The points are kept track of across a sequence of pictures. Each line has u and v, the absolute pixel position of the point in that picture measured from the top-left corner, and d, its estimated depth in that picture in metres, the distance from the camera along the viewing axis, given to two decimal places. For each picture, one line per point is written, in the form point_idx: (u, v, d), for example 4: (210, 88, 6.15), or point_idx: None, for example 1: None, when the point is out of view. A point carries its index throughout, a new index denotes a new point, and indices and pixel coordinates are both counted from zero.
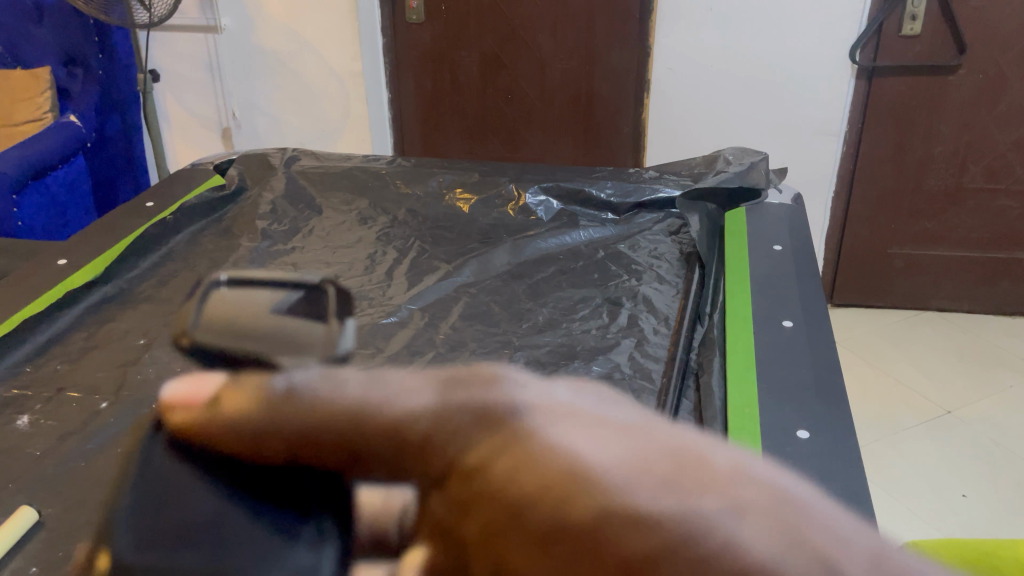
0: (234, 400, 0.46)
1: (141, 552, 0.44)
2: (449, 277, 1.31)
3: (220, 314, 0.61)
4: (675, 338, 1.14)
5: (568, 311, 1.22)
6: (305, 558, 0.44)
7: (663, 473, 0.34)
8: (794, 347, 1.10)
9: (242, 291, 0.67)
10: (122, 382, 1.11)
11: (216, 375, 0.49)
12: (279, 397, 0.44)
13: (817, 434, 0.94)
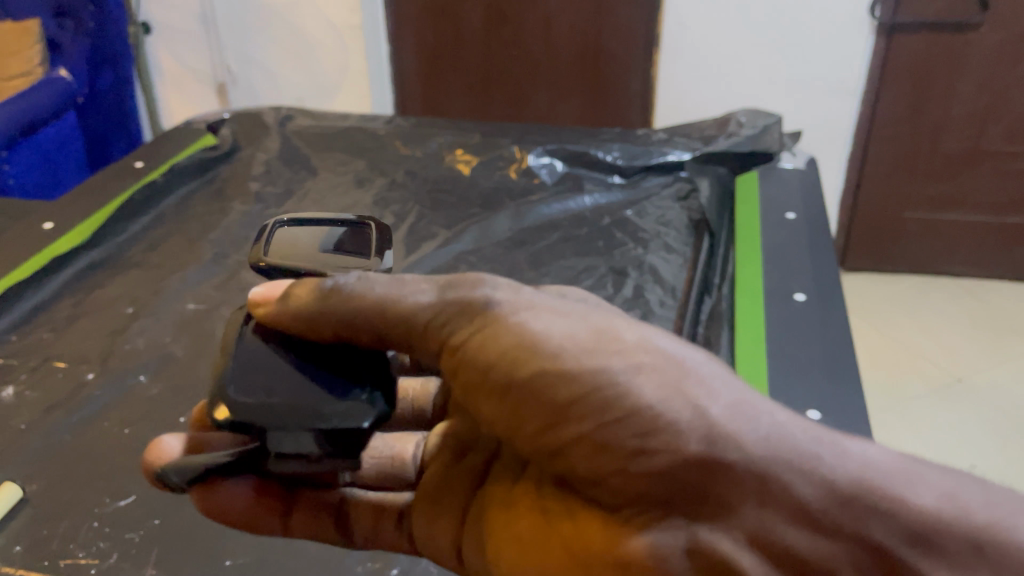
0: (300, 293, 0.69)
1: (247, 397, 0.63)
2: (448, 245, 1.27)
3: (285, 256, 0.77)
4: (680, 310, 1.10)
5: (571, 282, 1.18)
6: (361, 399, 0.64)
7: (593, 348, 0.61)
8: (807, 321, 1.04)
9: (301, 234, 0.80)
10: (110, 350, 1.06)
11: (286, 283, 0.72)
12: (328, 290, 0.68)
13: (828, 414, 0.89)
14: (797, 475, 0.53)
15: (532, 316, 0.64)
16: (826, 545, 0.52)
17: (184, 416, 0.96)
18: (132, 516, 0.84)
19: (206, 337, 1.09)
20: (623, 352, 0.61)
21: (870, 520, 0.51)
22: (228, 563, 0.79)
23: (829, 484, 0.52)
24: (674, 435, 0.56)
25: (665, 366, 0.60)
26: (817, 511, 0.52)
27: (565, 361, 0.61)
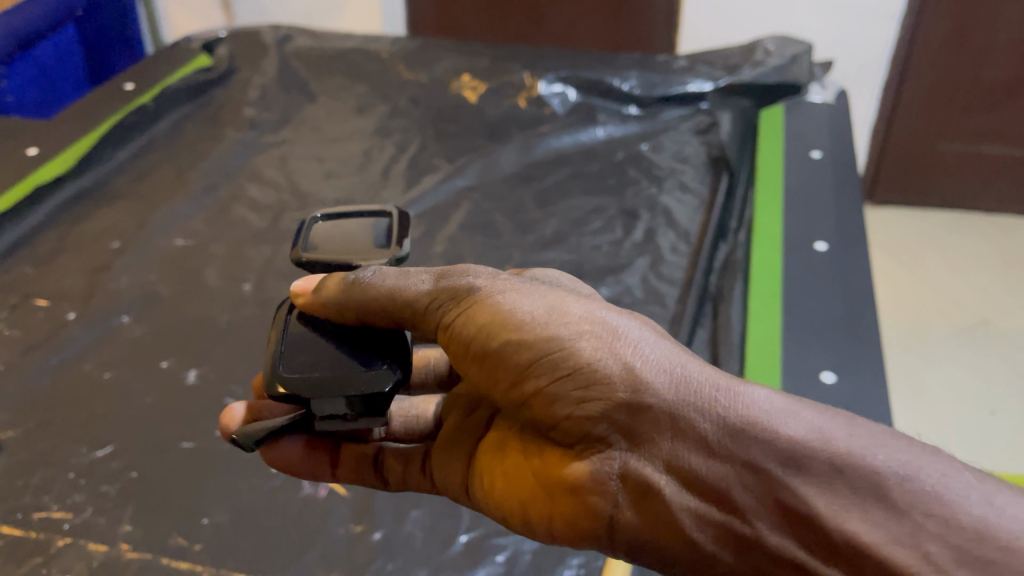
0: (331, 286, 0.65)
1: (289, 372, 0.62)
2: (450, 180, 1.21)
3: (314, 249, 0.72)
4: (692, 259, 1.04)
5: (578, 224, 1.12)
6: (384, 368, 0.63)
7: (542, 311, 0.59)
8: (826, 271, 0.97)
9: (335, 230, 0.75)
10: (92, 289, 1.02)
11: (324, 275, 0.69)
12: (353, 283, 0.64)
13: (844, 378, 0.83)
14: (694, 409, 0.54)
15: (500, 289, 0.61)
16: (722, 471, 0.54)
17: (166, 360, 0.92)
18: (106, 467, 0.80)
19: (193, 277, 1.04)
20: (564, 312, 0.58)
21: (759, 452, 0.53)
22: (206, 521, 0.75)
23: (722, 418, 0.54)
24: (601, 386, 0.55)
25: (598, 322, 0.58)
26: (711, 442, 0.54)
27: (518, 325, 0.58)
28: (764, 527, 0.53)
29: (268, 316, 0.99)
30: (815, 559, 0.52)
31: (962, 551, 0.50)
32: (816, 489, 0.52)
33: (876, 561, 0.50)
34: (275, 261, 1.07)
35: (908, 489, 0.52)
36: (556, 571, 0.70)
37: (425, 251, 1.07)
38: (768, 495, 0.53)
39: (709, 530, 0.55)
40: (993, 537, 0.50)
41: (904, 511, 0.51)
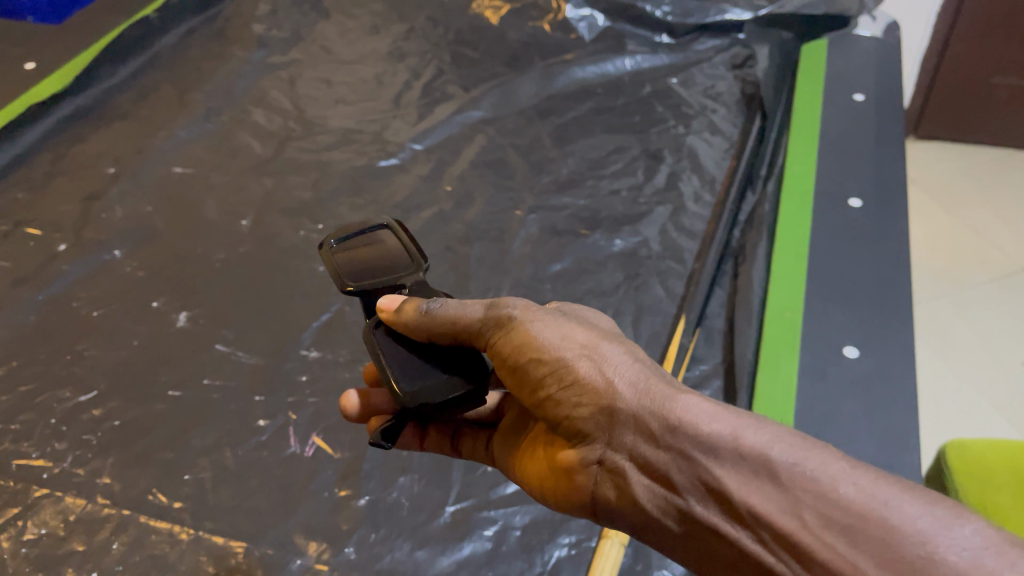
0: (413, 310, 0.58)
1: (411, 387, 0.56)
2: (465, 111, 1.14)
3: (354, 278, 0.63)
4: (715, 210, 0.97)
5: (597, 165, 1.05)
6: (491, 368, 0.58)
7: (551, 335, 0.54)
8: (857, 231, 0.90)
9: (356, 252, 0.65)
10: (85, 218, 0.98)
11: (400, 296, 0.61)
12: (430, 313, 0.57)
13: (867, 352, 0.77)
14: (639, 400, 0.50)
15: (529, 314, 0.56)
16: (661, 456, 0.49)
17: (157, 300, 0.88)
18: (90, 413, 0.77)
19: (190, 209, 1.00)
20: (563, 329, 0.55)
21: (685, 435, 0.48)
22: (187, 477, 0.72)
23: (658, 406, 0.50)
24: (575, 387, 0.52)
25: (585, 335, 0.54)
26: (650, 430, 0.50)
27: (536, 339, 0.54)
28: (694, 503, 0.48)
29: (264, 254, 0.94)
30: (737, 531, 0.46)
31: (838, 525, 0.42)
32: (725, 465, 0.47)
33: (774, 532, 0.44)
34: (275, 194, 1.02)
35: (801, 467, 0.45)
36: (545, 550, 0.67)
37: (433, 191, 1.02)
38: (691, 474, 0.48)
39: (654, 498, 0.50)
40: (865, 509, 0.42)
41: (794, 490, 0.44)
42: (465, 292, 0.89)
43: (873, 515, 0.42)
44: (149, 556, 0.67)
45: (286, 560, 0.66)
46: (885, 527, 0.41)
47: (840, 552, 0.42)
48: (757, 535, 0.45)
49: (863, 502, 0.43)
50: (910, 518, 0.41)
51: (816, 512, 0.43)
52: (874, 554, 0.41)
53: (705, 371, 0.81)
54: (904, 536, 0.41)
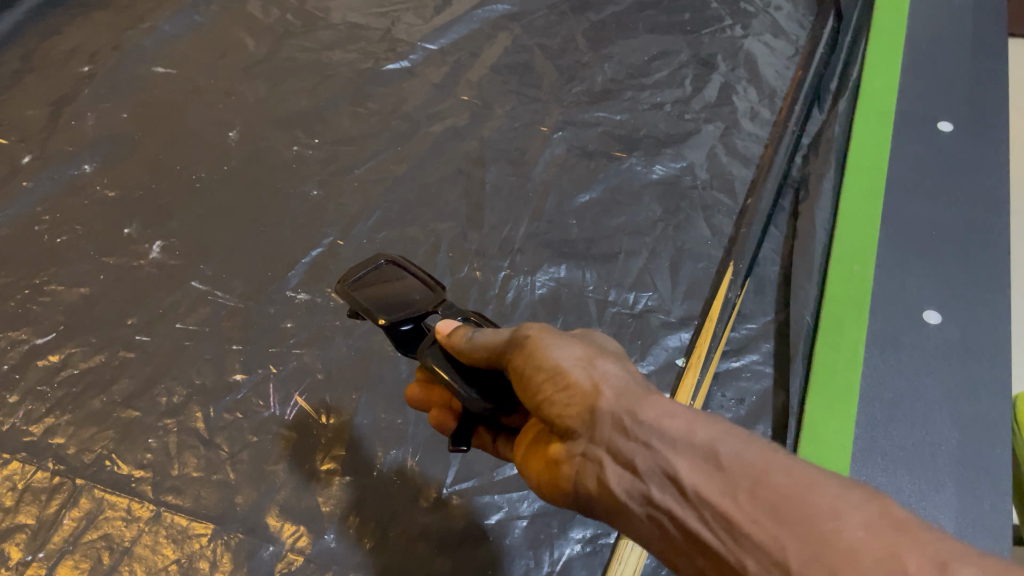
0: (461, 337, 0.47)
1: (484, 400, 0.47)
2: (487, 4, 0.98)
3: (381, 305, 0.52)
4: (775, 133, 0.79)
5: (638, 73, 0.90)
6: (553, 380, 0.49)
7: (554, 345, 0.43)
8: (947, 158, 0.75)
9: (374, 285, 0.53)
10: (52, 123, 0.85)
11: (451, 320, 0.50)
12: (472, 341, 0.46)
13: (950, 316, 0.64)
14: (611, 391, 0.40)
15: (541, 325, 0.45)
16: (623, 447, 0.38)
17: (128, 225, 0.77)
18: (47, 361, 0.68)
19: (170, 114, 0.86)
20: (558, 333, 0.44)
21: (648, 422, 0.38)
22: (151, 443, 0.63)
23: (632, 398, 0.39)
24: (554, 384, 0.42)
25: (583, 341, 0.44)
26: (616, 419, 0.39)
27: (544, 350, 0.43)
28: (654, 490, 0.37)
29: (250, 172, 0.81)
30: (691, 521, 0.35)
31: (777, 512, 0.31)
32: (679, 450, 0.36)
33: (716, 515, 0.33)
34: (267, 99, 0.88)
35: (749, 451, 0.34)
36: (555, 546, 0.58)
37: (447, 101, 0.88)
38: (648, 459, 0.37)
39: (620, 482, 0.38)
40: (793, 487, 0.32)
41: (734, 472, 0.33)
42: (477, 226, 0.77)
43: (800, 498, 0.31)
44: (102, 534, 0.59)
45: (256, 546, 0.58)
46: (816, 512, 0.30)
47: (770, 533, 0.31)
48: (704, 521, 0.34)
49: (800, 478, 0.32)
50: (833, 499, 0.30)
51: (751, 490, 0.33)
52: (797, 533, 0.30)
53: (753, 332, 0.69)
54: (820, 513, 0.30)
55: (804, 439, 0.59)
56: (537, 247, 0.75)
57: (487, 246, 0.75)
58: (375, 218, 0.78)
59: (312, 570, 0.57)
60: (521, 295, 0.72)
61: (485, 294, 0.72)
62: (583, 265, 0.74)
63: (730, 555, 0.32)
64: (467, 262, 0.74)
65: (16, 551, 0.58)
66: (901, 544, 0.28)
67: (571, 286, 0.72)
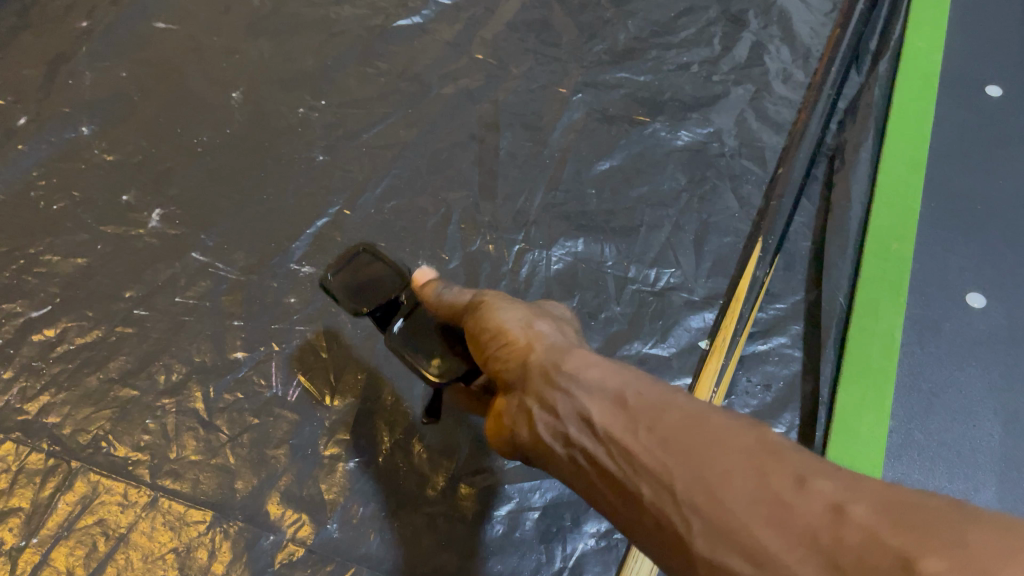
0: (431, 291, 0.50)
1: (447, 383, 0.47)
2: None
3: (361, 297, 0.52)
4: (810, 96, 0.70)
5: (664, 30, 0.85)
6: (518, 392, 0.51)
7: (505, 306, 0.47)
8: (991, 135, 0.72)
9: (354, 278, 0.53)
10: (48, 83, 0.81)
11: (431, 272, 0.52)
12: (440, 299, 0.49)
13: (991, 305, 0.63)
14: (539, 345, 0.43)
15: (491, 295, 0.48)
16: (546, 396, 0.40)
17: (127, 192, 0.74)
18: (41, 337, 0.65)
19: (171, 74, 0.82)
20: (505, 300, 0.47)
21: (569, 370, 0.40)
22: (149, 424, 0.60)
23: (560, 353, 0.42)
24: (491, 342, 0.45)
25: (525, 307, 0.47)
26: (541, 368, 0.41)
27: (493, 312, 0.46)
28: (571, 430, 0.39)
29: (253, 137, 0.78)
30: (604, 458, 0.37)
31: (675, 448, 0.33)
32: (596, 396, 0.38)
33: (623, 452, 0.36)
34: (272, 58, 0.84)
35: (653, 394, 0.37)
36: (568, 540, 0.56)
37: (460, 60, 0.83)
38: (566, 402, 0.39)
39: (544, 424, 0.40)
40: (687, 424, 0.34)
41: (640, 413, 0.36)
42: (491, 196, 0.73)
43: (694, 434, 0.33)
44: (98, 519, 0.56)
45: (256, 534, 0.56)
46: (705, 445, 0.32)
47: (666, 465, 0.33)
48: (614, 458, 0.36)
49: (693, 416, 0.34)
50: (718, 429, 0.33)
51: (652, 428, 0.35)
52: (688, 464, 0.33)
53: (783, 313, 0.63)
54: (707, 443, 0.32)
55: (839, 433, 0.57)
56: (554, 219, 0.71)
57: (501, 218, 0.72)
58: (383, 187, 0.74)
59: (314, 561, 0.55)
60: (536, 271, 0.68)
61: (498, 268, 0.69)
62: (602, 239, 0.70)
63: (631, 481, 0.35)
64: (479, 234, 0.71)
65: (9, 536, 0.55)
66: (767, 465, 0.30)
67: (589, 261, 0.69)
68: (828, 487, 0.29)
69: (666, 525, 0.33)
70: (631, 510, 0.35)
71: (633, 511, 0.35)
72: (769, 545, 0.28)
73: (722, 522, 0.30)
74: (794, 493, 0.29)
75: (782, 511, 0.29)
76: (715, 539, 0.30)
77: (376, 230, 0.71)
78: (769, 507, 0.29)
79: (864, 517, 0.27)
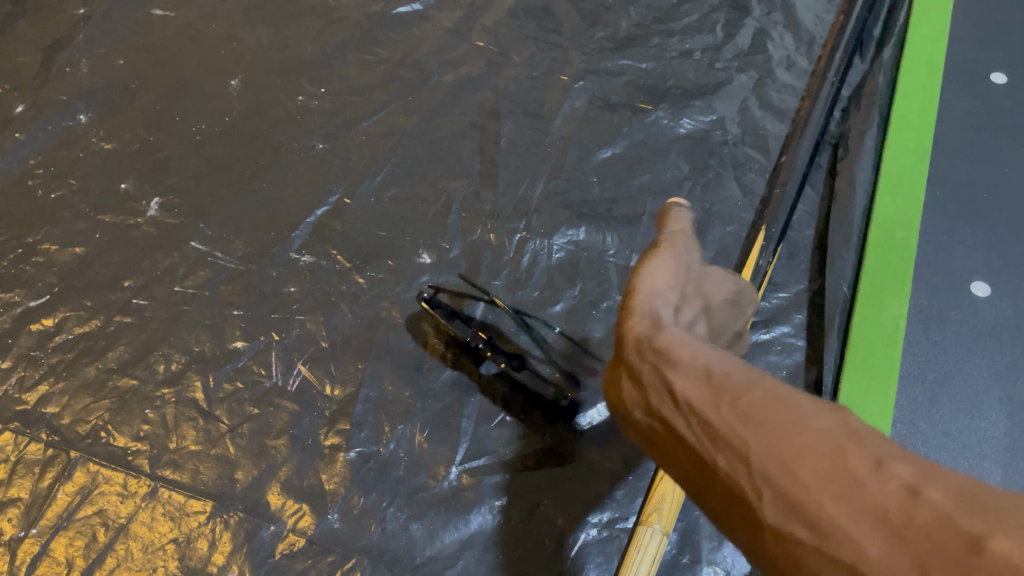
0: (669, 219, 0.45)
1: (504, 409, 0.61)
2: None
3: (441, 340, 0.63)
4: (812, 84, 0.69)
5: (666, 17, 0.84)
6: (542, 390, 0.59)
7: (651, 264, 0.40)
8: (996, 123, 0.72)
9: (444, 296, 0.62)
10: (45, 71, 0.80)
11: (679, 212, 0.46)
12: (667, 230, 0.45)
13: (995, 294, 0.62)
14: (644, 316, 0.36)
15: (674, 239, 0.43)
16: (628, 361, 0.34)
17: (125, 181, 0.73)
18: (40, 326, 0.65)
19: (169, 61, 0.82)
20: (670, 256, 0.41)
21: (657, 338, 0.34)
22: (148, 414, 0.60)
23: (655, 321, 0.35)
24: (627, 297, 0.38)
25: (680, 276, 0.40)
26: (632, 336, 0.35)
27: (640, 271, 0.39)
28: (652, 400, 0.32)
29: (252, 124, 0.77)
30: (685, 432, 0.30)
31: (759, 424, 0.28)
32: (680, 365, 0.32)
33: (694, 424, 0.30)
34: (271, 45, 0.83)
35: (743, 373, 0.30)
36: (569, 531, 0.56)
37: (461, 47, 0.83)
38: (646, 369, 0.33)
39: (627, 393, 0.34)
40: (775, 402, 0.28)
41: (724, 387, 0.29)
42: (492, 185, 0.72)
43: (781, 407, 0.27)
44: (97, 510, 0.56)
45: (256, 525, 0.55)
46: (793, 420, 0.27)
47: (745, 441, 0.28)
48: (688, 430, 0.30)
49: (778, 390, 0.28)
50: (811, 408, 0.27)
51: (734, 401, 0.29)
52: (768, 441, 0.27)
53: (784, 303, 0.63)
54: (796, 418, 0.27)
55: None
56: (556, 207, 0.71)
57: (502, 206, 0.71)
58: (383, 175, 0.74)
59: (315, 551, 0.55)
60: (538, 259, 0.68)
61: (500, 257, 0.68)
62: (603, 228, 0.70)
63: (710, 458, 0.29)
64: (480, 222, 0.70)
65: (8, 527, 0.55)
66: (850, 444, 0.25)
67: (591, 250, 0.68)
68: (908, 471, 0.24)
69: (737, 500, 0.28)
70: (704, 487, 0.30)
71: (711, 494, 0.29)
72: (837, 522, 0.24)
73: (800, 502, 0.25)
74: (879, 484, 0.24)
75: (857, 491, 0.24)
76: (784, 512, 0.26)
77: (377, 219, 0.71)
78: (844, 488, 0.25)
79: (942, 501, 0.23)
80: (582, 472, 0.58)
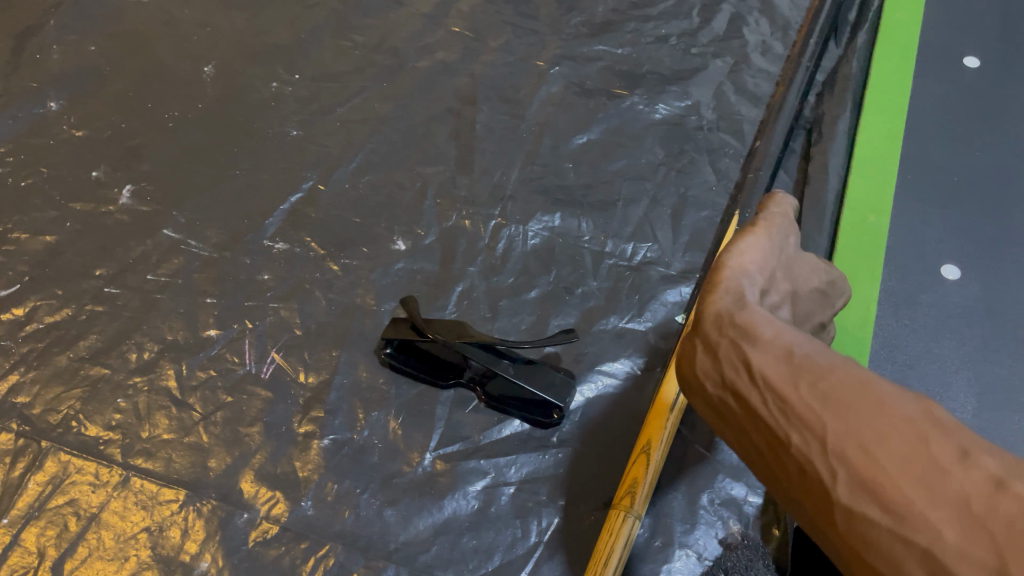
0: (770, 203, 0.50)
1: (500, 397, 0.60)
2: None
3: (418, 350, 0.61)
4: (788, 70, 0.69)
5: (642, 3, 0.84)
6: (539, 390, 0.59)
7: (743, 245, 0.45)
8: (967, 110, 0.72)
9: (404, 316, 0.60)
10: (15, 57, 0.79)
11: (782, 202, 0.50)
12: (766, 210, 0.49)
13: (966, 278, 0.63)
14: (728, 294, 0.42)
15: (769, 221, 0.47)
16: (712, 335, 0.41)
17: (97, 169, 0.72)
18: (9, 315, 0.64)
19: (143, 48, 0.81)
20: (764, 240, 0.46)
21: (742, 319, 0.40)
22: (120, 404, 0.60)
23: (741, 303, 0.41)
24: (717, 271, 0.43)
25: (771, 257, 0.45)
26: (715, 311, 0.41)
27: (732, 249, 0.45)
28: (729, 372, 0.39)
29: (225, 111, 0.76)
30: (762, 406, 0.37)
31: (838, 404, 0.34)
32: (765, 347, 0.38)
33: (779, 401, 0.36)
34: (246, 30, 0.83)
35: (822, 357, 0.36)
36: (543, 515, 0.55)
37: (436, 32, 0.82)
38: (732, 347, 0.39)
39: (705, 361, 0.41)
40: (856, 386, 0.34)
41: (806, 370, 0.36)
42: (468, 171, 0.72)
43: (862, 393, 0.34)
44: (69, 500, 0.56)
45: (230, 513, 0.55)
46: (870, 407, 0.33)
47: (825, 421, 0.34)
48: (768, 405, 0.37)
49: (860, 380, 0.34)
50: (887, 394, 0.33)
51: (815, 383, 0.35)
52: (848, 421, 0.33)
53: None
54: (874, 402, 0.33)
55: None
56: (532, 193, 0.71)
57: (478, 192, 0.71)
58: (358, 161, 0.73)
59: (289, 538, 0.54)
60: (513, 245, 0.68)
61: (475, 243, 0.68)
62: (579, 213, 0.69)
63: (784, 429, 0.36)
64: (455, 208, 0.70)
65: None
66: (931, 434, 0.31)
67: (566, 236, 0.68)
68: (994, 464, 0.30)
69: (810, 471, 0.34)
70: (780, 456, 0.37)
71: (783, 458, 0.36)
72: (914, 504, 0.30)
73: (871, 482, 0.32)
74: (959, 466, 0.30)
75: (937, 476, 0.30)
76: (858, 491, 0.32)
77: (352, 205, 0.71)
78: (924, 471, 0.31)
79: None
80: (557, 456, 0.58)
